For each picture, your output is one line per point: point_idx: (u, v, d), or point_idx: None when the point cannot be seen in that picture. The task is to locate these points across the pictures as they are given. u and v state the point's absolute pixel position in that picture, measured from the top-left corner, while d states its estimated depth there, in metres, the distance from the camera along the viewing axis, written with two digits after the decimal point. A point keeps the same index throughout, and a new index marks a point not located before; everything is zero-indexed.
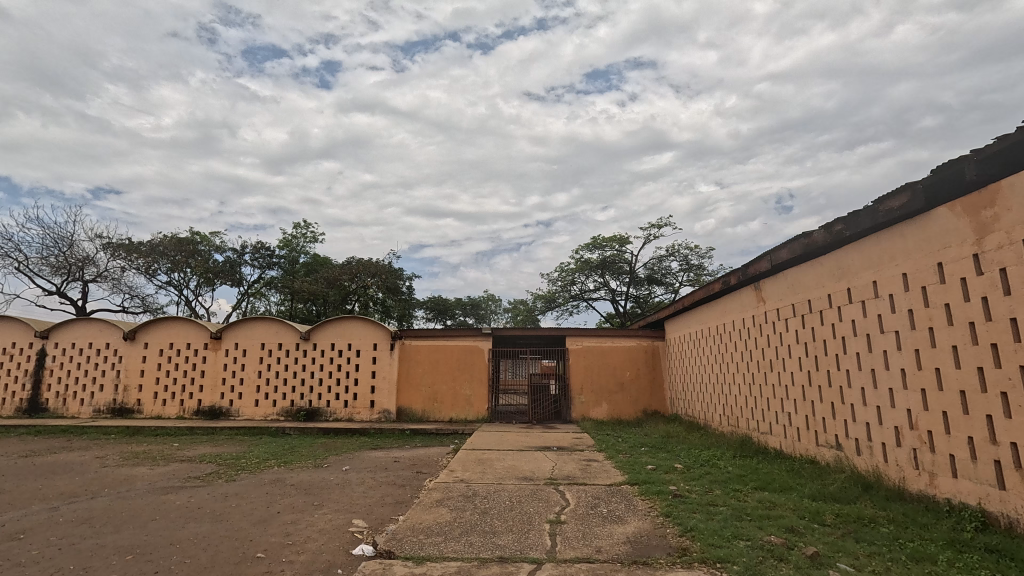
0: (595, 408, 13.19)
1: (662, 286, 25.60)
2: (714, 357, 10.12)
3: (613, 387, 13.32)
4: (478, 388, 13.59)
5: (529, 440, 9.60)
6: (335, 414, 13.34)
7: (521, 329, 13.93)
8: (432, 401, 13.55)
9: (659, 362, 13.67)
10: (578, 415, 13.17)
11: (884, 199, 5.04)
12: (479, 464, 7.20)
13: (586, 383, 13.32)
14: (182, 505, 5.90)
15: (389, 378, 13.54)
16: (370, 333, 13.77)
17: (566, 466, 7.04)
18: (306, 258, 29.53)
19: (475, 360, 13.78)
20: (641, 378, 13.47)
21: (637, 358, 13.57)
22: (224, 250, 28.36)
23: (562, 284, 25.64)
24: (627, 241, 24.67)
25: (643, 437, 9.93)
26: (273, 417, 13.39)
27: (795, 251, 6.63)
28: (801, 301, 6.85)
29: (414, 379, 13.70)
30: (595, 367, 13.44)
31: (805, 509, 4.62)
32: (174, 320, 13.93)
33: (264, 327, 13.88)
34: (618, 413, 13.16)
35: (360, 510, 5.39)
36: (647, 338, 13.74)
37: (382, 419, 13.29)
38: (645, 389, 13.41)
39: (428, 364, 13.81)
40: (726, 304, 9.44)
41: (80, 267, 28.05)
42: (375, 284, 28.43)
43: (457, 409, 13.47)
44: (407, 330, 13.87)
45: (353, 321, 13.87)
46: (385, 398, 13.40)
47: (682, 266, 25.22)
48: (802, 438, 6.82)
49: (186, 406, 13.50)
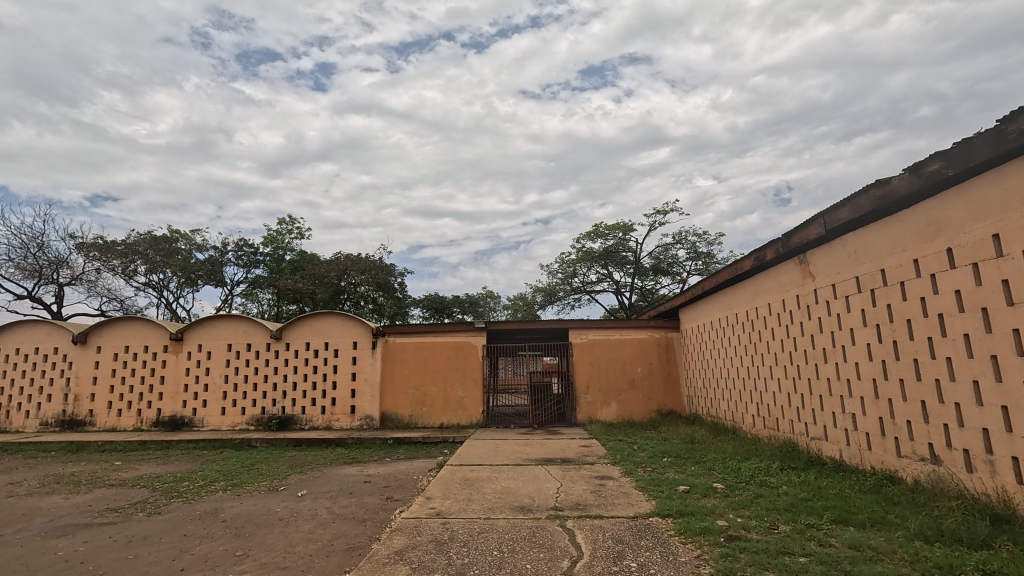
0: (603, 409, 11.76)
1: (668, 277, 24.16)
2: (745, 348, 8.62)
3: (623, 384, 11.88)
4: (471, 389, 12.12)
5: (530, 451, 8.09)
6: (311, 422, 11.88)
7: (518, 322, 12.42)
8: (420, 405, 12.07)
9: (675, 357, 12.17)
10: (585, 416, 11.73)
11: (1018, 114, 3.55)
12: (466, 488, 5.69)
13: (593, 380, 11.90)
14: (64, 557, 4.43)
15: (371, 380, 12.09)
16: (350, 330, 12.31)
17: (574, 488, 5.55)
18: (292, 256, 28.04)
19: (468, 359, 12.29)
20: (655, 373, 11.99)
21: (650, 351, 12.10)
22: (205, 249, 26.87)
23: (563, 277, 24.14)
24: (631, 229, 23.15)
25: (663, 444, 8.45)
26: (242, 426, 11.93)
27: (865, 205, 5.12)
28: (870, 271, 5.34)
29: (400, 380, 12.21)
30: (603, 362, 11.99)
31: (930, 563, 3.15)
32: (130, 320, 12.46)
33: (231, 326, 12.40)
34: (631, 414, 11.72)
35: (294, 565, 3.92)
36: (660, 329, 12.27)
37: (365, 426, 11.85)
38: (660, 387, 11.94)
39: (415, 363, 12.31)
40: (760, 283, 7.93)
41: (53, 269, 26.59)
42: (365, 281, 26.92)
43: (448, 413, 12.00)
44: (391, 326, 12.38)
45: (330, 317, 12.39)
46: (368, 403, 11.97)
47: (690, 255, 23.73)
48: (874, 445, 5.33)
49: (145, 417, 12.06)
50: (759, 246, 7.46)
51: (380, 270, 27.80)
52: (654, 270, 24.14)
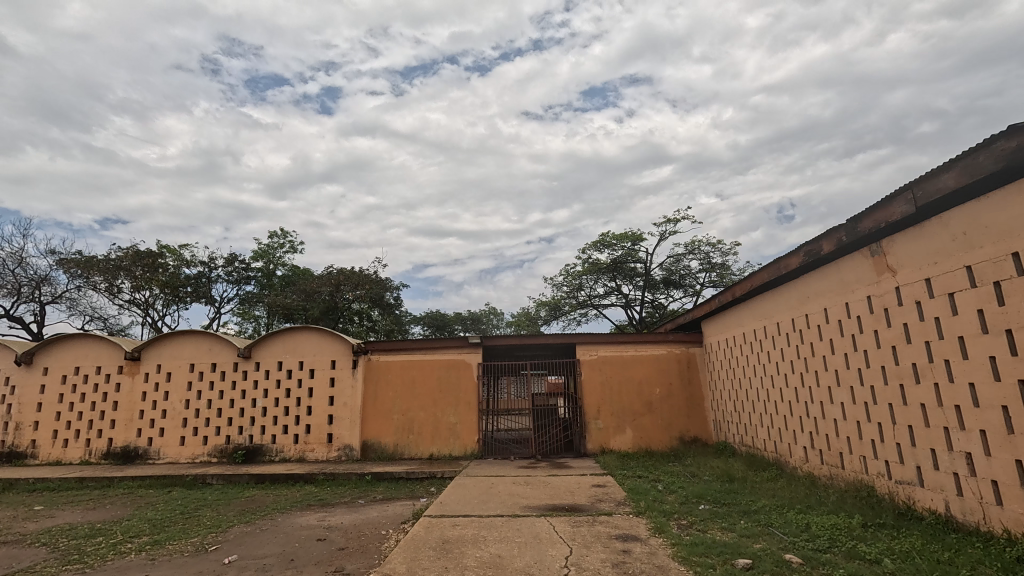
0: (617, 436, 10.23)
1: (680, 290, 22.74)
2: (790, 366, 7.13)
3: (639, 408, 10.36)
4: (465, 415, 10.59)
5: (531, 495, 6.53)
6: (282, 453, 10.37)
7: (518, 337, 10.94)
8: (406, 433, 10.55)
9: (699, 376, 10.62)
10: (595, 445, 10.19)
11: None
12: (441, 558, 4.18)
13: (605, 403, 10.39)
14: None
15: (352, 404, 10.61)
16: (329, 347, 10.88)
17: (588, 560, 4.02)
18: (284, 270, 26.79)
19: (461, 379, 10.80)
20: (675, 395, 10.45)
21: (670, 369, 10.57)
22: (194, 265, 25.70)
23: (568, 290, 22.71)
24: (640, 238, 21.77)
25: (694, 483, 6.88)
26: (203, 458, 10.44)
27: (986, 166, 3.73)
28: (991, 257, 3.91)
29: (385, 405, 10.72)
30: (615, 383, 10.49)
31: None
32: (81, 338, 11.09)
33: (195, 344, 11.00)
34: (649, 443, 10.18)
35: None
36: (681, 344, 10.75)
37: (343, 458, 10.34)
38: (682, 412, 10.38)
39: (401, 385, 10.82)
40: (810, 285, 6.49)
41: (34, 287, 25.37)
42: (359, 297, 25.49)
43: (439, 442, 10.47)
44: (375, 342, 10.95)
45: (306, 333, 10.97)
46: (347, 431, 10.48)
47: (703, 266, 22.32)
48: (1008, 500, 3.83)
49: (93, 448, 10.59)
50: (813, 239, 6.05)
51: (375, 284, 26.35)
52: (666, 283, 22.70)
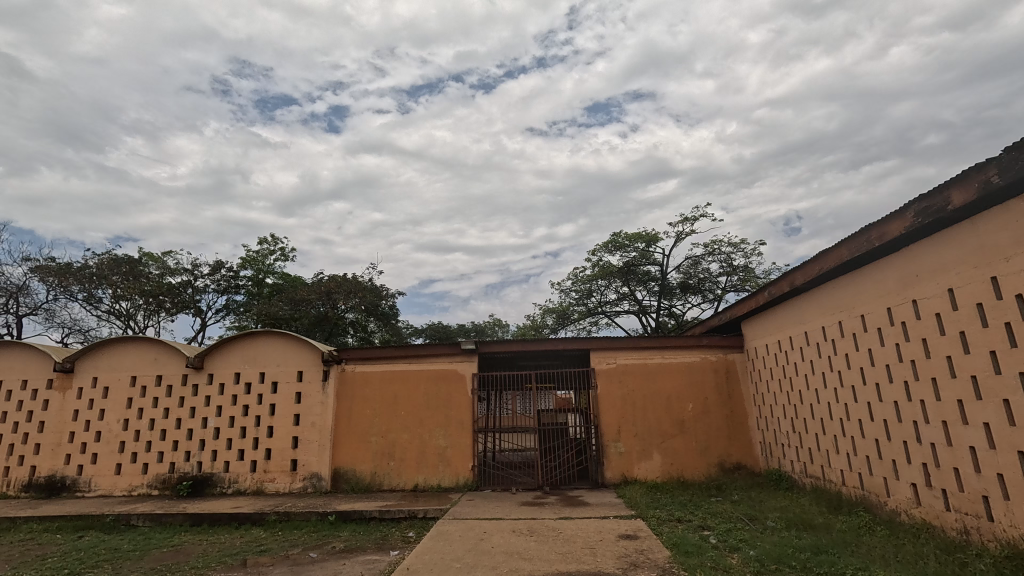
0: (642, 462, 8.38)
1: (698, 295, 20.91)
2: (883, 373, 5.29)
3: (668, 428, 8.51)
4: (456, 437, 8.76)
5: (538, 557, 4.62)
6: (236, 484, 8.58)
7: (520, 342, 9.15)
8: (385, 459, 8.73)
9: (741, 389, 8.72)
10: (616, 473, 8.34)
11: None
12: None
13: (627, 422, 8.56)
14: None
15: (321, 425, 8.82)
16: (295, 356, 9.15)
17: None
18: (274, 278, 25.22)
19: (452, 393, 8.99)
20: (711, 411, 8.58)
21: (705, 380, 8.71)
22: (179, 273, 24.30)
23: (578, 296, 20.91)
24: (655, 239, 20.05)
25: (763, 537, 4.99)
26: (142, 491, 8.66)
27: None
28: None
29: (361, 425, 8.92)
30: (637, 397, 8.67)
31: None
32: (7, 347, 9.43)
33: (138, 353, 9.29)
34: (682, 471, 8.31)
35: None
36: (718, 350, 8.88)
37: (309, 490, 8.53)
38: (722, 432, 8.50)
39: (381, 401, 9.03)
40: (923, 260, 4.71)
41: (9, 297, 23.88)
42: (353, 306, 23.64)
43: (425, 470, 8.63)
44: (350, 350, 9.19)
45: (268, 339, 9.24)
46: (315, 457, 8.69)
47: (724, 269, 20.51)
48: None
49: (12, 478, 8.85)
50: (935, 189, 4.28)
51: (370, 292, 24.36)
52: (683, 288, 20.90)
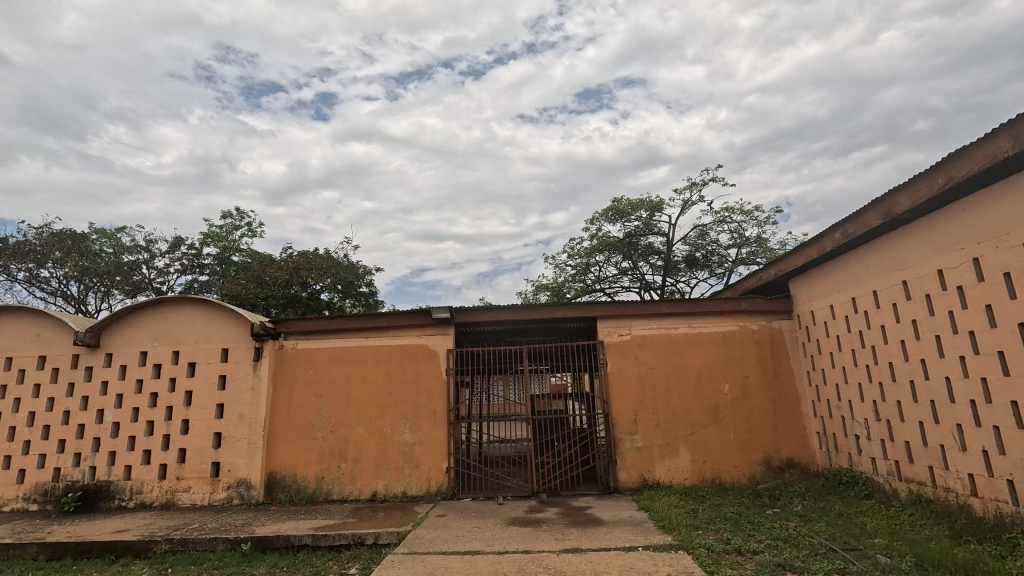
0: (666, 461, 6.52)
1: (706, 270, 19.01)
2: None
3: (698, 415, 6.63)
4: (425, 431, 6.78)
5: None
6: (139, 496, 6.60)
7: (507, 309, 7.12)
8: (335, 460, 6.76)
9: (791, 365, 6.78)
10: (632, 475, 6.48)
11: None
12: None
13: (646, 409, 6.67)
14: None
15: (251, 417, 6.81)
16: (217, 331, 7.08)
17: None
18: (241, 257, 23.01)
19: (421, 375, 6.99)
20: (754, 395, 6.69)
21: (744, 355, 6.80)
22: (136, 251, 22.05)
23: (575, 272, 18.94)
24: (659, 207, 18.11)
25: None
26: (16, 506, 6.65)
27: None
28: None
29: (304, 417, 6.92)
30: (659, 377, 6.77)
31: None
32: None
33: (16, 327, 7.20)
34: (718, 471, 6.45)
35: None
36: (761, 317, 6.94)
37: (233, 502, 6.55)
38: (767, 421, 6.60)
39: (330, 386, 7.01)
40: None
41: None
42: (326, 286, 21.31)
43: (387, 474, 6.68)
44: (290, 321, 7.16)
45: (184, 310, 7.16)
46: (244, 458, 6.69)
47: (734, 240, 18.62)
48: None
49: None
50: None
51: (346, 270, 22.02)
52: (688, 262, 19.02)
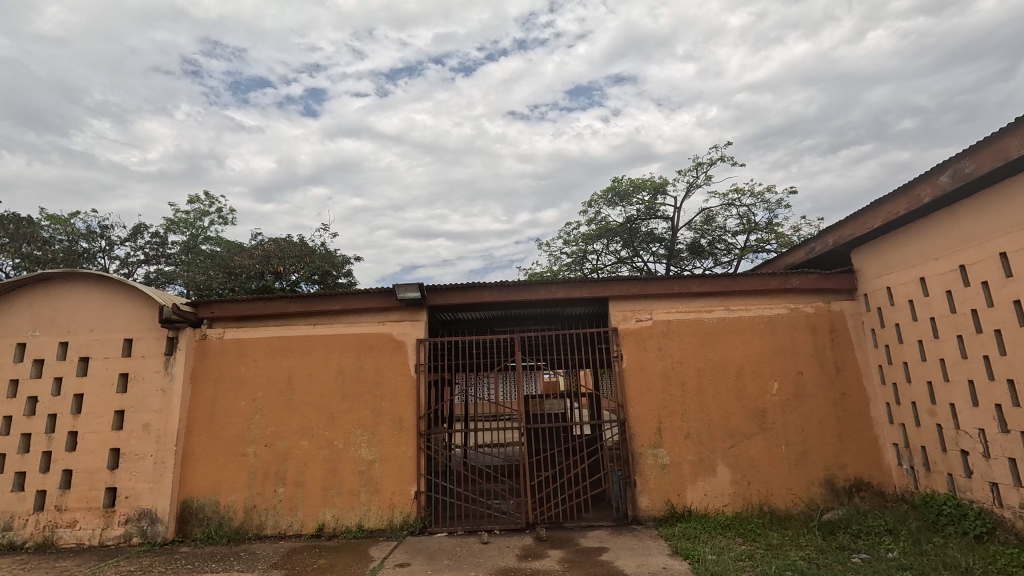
0: (700, 482, 5.04)
1: (711, 259, 17.56)
2: None
3: (739, 422, 5.16)
4: (387, 444, 5.23)
5: None
6: (8, 533, 4.99)
7: (495, 289, 5.57)
8: (269, 484, 5.18)
9: (856, 358, 5.30)
10: (656, 501, 4.99)
11: None
12: None
13: (673, 415, 5.18)
14: None
15: (160, 428, 5.22)
16: (119, 317, 5.46)
17: None
18: (211, 245, 21.22)
19: (383, 374, 5.44)
20: (810, 396, 5.21)
21: (796, 346, 5.33)
22: (91, 239, 20.13)
23: (571, 261, 17.43)
24: (662, 189, 16.64)
25: None
26: None
27: None
28: None
29: (231, 428, 5.32)
30: (688, 373, 5.28)
31: None
32: None
33: None
34: (766, 495, 4.98)
35: None
36: (815, 297, 5.46)
37: (132, 541, 4.96)
38: (828, 430, 5.13)
39: (265, 387, 5.43)
40: None
41: None
42: (300, 272, 19.04)
43: (336, 502, 5.12)
44: (215, 304, 5.56)
45: (75, 291, 5.52)
46: (149, 482, 5.09)
47: (742, 226, 17.19)
48: None
49: None
50: None
51: (323, 259, 20.11)
52: (692, 251, 17.57)
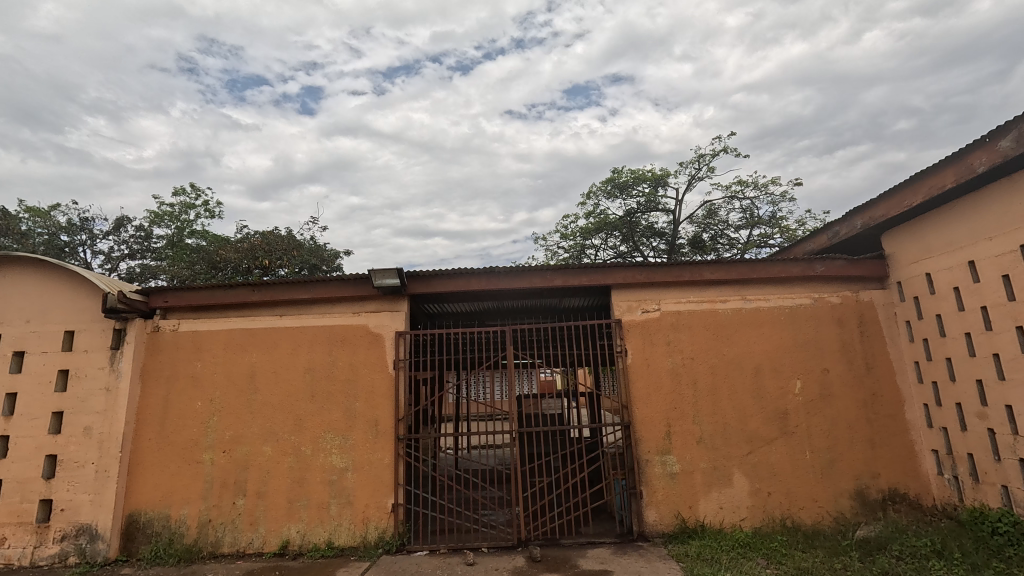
0: (714, 494, 4.47)
1: (713, 254, 17.01)
2: None
3: (758, 426, 4.58)
4: (362, 450, 4.63)
5: None
6: None
7: (484, 276, 4.96)
8: (226, 496, 4.57)
9: (888, 354, 4.73)
10: (664, 515, 4.41)
11: None
12: None
13: (683, 418, 4.60)
14: None
15: (103, 432, 4.60)
16: (59, 307, 4.84)
17: None
18: (197, 238, 20.55)
19: (357, 371, 4.83)
20: (837, 397, 4.64)
21: (821, 340, 4.76)
22: (72, 231, 19.42)
23: (568, 255, 16.84)
24: (663, 181, 16.07)
25: None
26: None
27: None
28: None
29: (185, 432, 4.72)
30: (700, 371, 4.70)
31: None
32: None
33: None
34: (788, 508, 4.41)
35: None
36: (841, 286, 4.88)
37: (68, 562, 4.35)
38: (858, 435, 4.55)
39: (224, 386, 4.82)
40: None
41: None
42: (288, 265, 18.42)
43: (302, 516, 4.52)
44: (169, 292, 4.94)
45: (11, 277, 4.90)
46: (90, 494, 4.48)
47: (745, 220, 16.64)
48: None
49: None
50: None
51: (313, 253, 19.47)
52: (693, 245, 17.01)
